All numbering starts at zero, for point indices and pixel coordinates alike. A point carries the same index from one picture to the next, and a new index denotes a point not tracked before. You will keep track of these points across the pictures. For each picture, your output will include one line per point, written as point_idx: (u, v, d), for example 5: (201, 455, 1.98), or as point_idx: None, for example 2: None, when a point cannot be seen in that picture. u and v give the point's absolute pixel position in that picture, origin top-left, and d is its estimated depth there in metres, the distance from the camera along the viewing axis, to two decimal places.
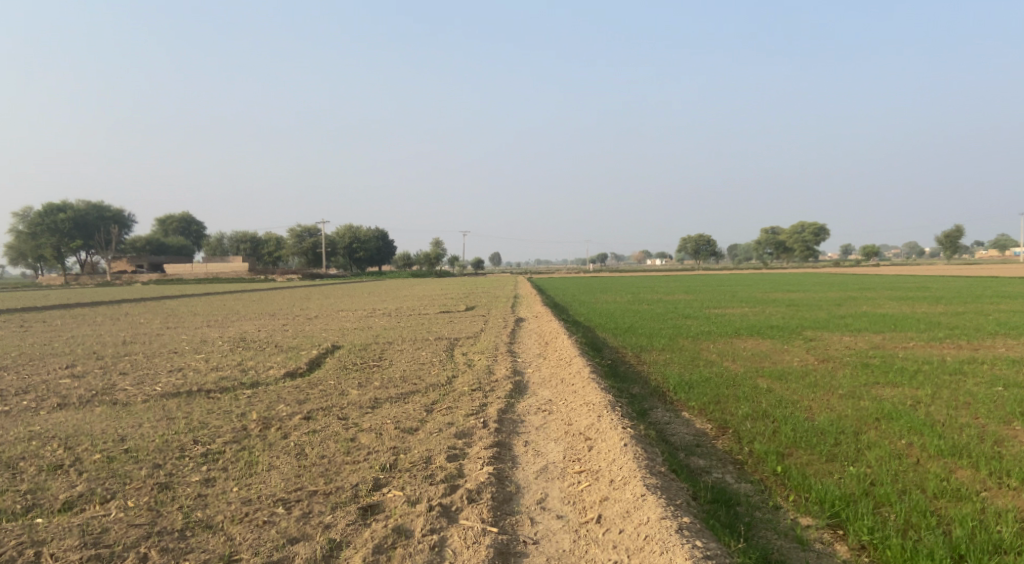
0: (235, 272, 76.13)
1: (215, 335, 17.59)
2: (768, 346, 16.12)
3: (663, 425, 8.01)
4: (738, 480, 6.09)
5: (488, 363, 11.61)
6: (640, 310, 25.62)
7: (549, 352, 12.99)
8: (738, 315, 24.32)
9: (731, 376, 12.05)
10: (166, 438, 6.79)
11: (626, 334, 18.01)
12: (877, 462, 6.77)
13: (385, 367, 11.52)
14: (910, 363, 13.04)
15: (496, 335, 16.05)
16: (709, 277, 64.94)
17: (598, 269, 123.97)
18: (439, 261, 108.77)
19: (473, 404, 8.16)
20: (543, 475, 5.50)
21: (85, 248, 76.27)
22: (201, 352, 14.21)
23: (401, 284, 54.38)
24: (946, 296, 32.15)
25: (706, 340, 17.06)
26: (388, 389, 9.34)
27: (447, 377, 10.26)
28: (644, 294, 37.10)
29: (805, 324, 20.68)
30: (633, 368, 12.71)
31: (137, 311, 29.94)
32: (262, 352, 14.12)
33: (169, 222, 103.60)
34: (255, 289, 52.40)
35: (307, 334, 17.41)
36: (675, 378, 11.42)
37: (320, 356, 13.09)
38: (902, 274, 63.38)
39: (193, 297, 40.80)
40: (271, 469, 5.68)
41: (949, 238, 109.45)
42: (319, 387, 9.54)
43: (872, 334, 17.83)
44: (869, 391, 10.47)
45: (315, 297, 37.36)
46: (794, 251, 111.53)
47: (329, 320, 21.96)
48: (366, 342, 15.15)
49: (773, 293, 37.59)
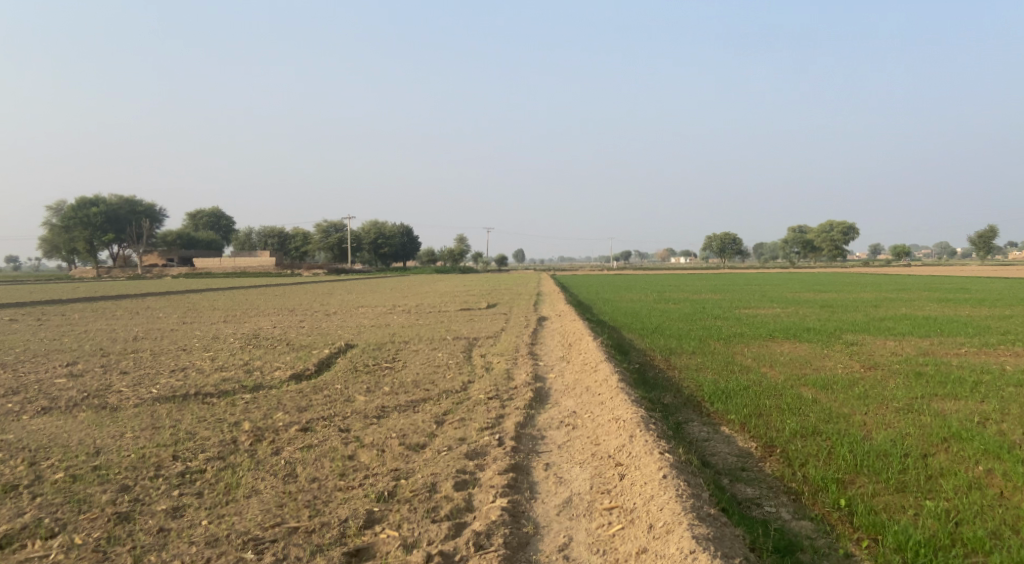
0: (260, 266, 76.36)
1: (229, 332, 16.98)
2: (807, 350, 15.08)
3: (701, 444, 7.15)
4: (796, 517, 5.31)
5: (508, 367, 10.79)
6: (669, 309, 24.59)
7: (573, 356, 12.12)
8: (771, 316, 23.25)
9: (771, 384, 11.09)
10: (143, 452, 6.10)
11: (654, 335, 17.11)
12: (955, 494, 5.90)
13: (397, 370, 10.76)
14: (967, 372, 11.95)
15: (517, 335, 15.27)
16: (736, 275, 63.74)
17: (623, 266, 122.93)
18: (463, 257, 108.22)
19: (489, 416, 7.36)
20: (567, 512, 4.68)
21: (115, 242, 76.82)
22: (209, 350, 13.56)
23: (424, 280, 53.68)
24: (989, 298, 30.60)
25: (740, 343, 16.03)
26: (398, 396, 8.56)
27: (463, 382, 9.47)
28: (670, 292, 36.01)
29: (845, 326, 19.56)
30: (663, 373, 11.85)
31: (159, 304, 29.69)
32: (271, 350, 13.45)
33: (199, 216, 104.80)
34: (278, 283, 52.03)
35: (322, 332, 16.70)
36: (711, 386, 10.50)
37: (331, 356, 12.36)
38: (940, 274, 61.28)
39: (215, 291, 40.50)
40: (251, 495, 4.96)
41: (985, 238, 106.04)
42: (324, 392, 8.79)
43: (918, 339, 16.67)
44: (929, 404, 9.44)
45: (337, 292, 36.83)
46: (823, 250, 109.20)
47: (348, 316, 21.36)
48: (381, 341, 14.40)
49: (805, 293, 36.30)
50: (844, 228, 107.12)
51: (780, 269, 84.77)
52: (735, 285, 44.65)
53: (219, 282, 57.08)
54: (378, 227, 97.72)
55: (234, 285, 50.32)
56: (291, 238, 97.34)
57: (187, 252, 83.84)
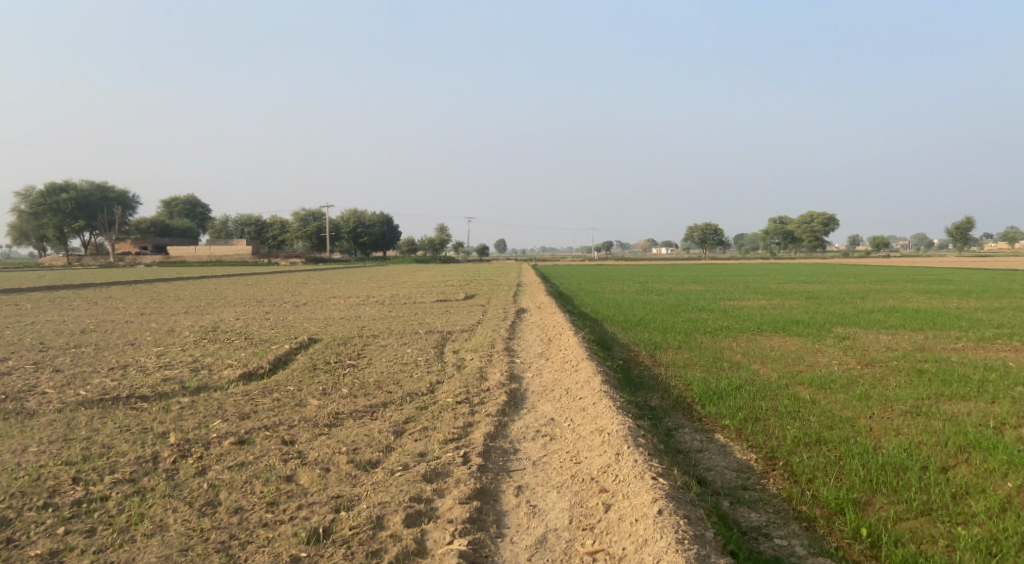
0: (236, 255, 74.74)
1: (187, 324, 15.91)
2: (797, 346, 14.34)
3: (695, 457, 6.33)
4: (812, 554, 4.61)
5: (481, 366, 9.91)
6: (652, 301, 23.84)
7: (552, 352, 11.27)
8: (756, 308, 22.61)
9: (764, 383, 10.33)
10: (42, 471, 5.20)
11: (637, 328, 16.30)
12: (988, 518, 5.17)
13: (360, 368, 9.86)
14: (969, 369, 11.24)
15: (494, 328, 14.40)
16: (717, 267, 63.30)
17: (604, 256, 122.77)
18: (443, 247, 106.99)
19: (455, 424, 6.48)
20: (541, 558, 3.91)
21: (87, 230, 74.65)
22: (159, 344, 12.54)
23: (404, 270, 52.60)
24: (973, 290, 30.18)
25: (727, 337, 15.27)
26: (357, 401, 7.65)
27: (431, 382, 8.58)
28: (651, 283, 35.33)
29: (834, 320, 18.91)
30: (649, 371, 11.04)
31: (123, 293, 28.37)
32: (228, 345, 12.45)
33: (174, 204, 102.70)
34: (254, 273, 50.59)
35: (287, 325, 15.71)
36: (701, 386, 9.72)
37: (290, 352, 11.40)
38: (920, 265, 61.34)
39: (186, 281, 39.02)
40: (155, 537, 4.11)
41: (960, 229, 107.02)
42: (273, 395, 7.85)
43: (910, 333, 16.03)
44: (937, 406, 8.72)
45: (311, 283, 35.63)
46: (802, 242, 109.46)
47: (318, 308, 20.35)
48: (348, 336, 13.45)
49: (788, 284, 35.68)
50: (823, 220, 107.57)
51: (761, 260, 84.80)
52: (716, 276, 44.11)
53: (193, 271, 55.62)
54: (357, 215, 96.20)
55: (210, 275, 48.89)
56: (268, 226, 95.53)
57: (161, 240, 81.85)
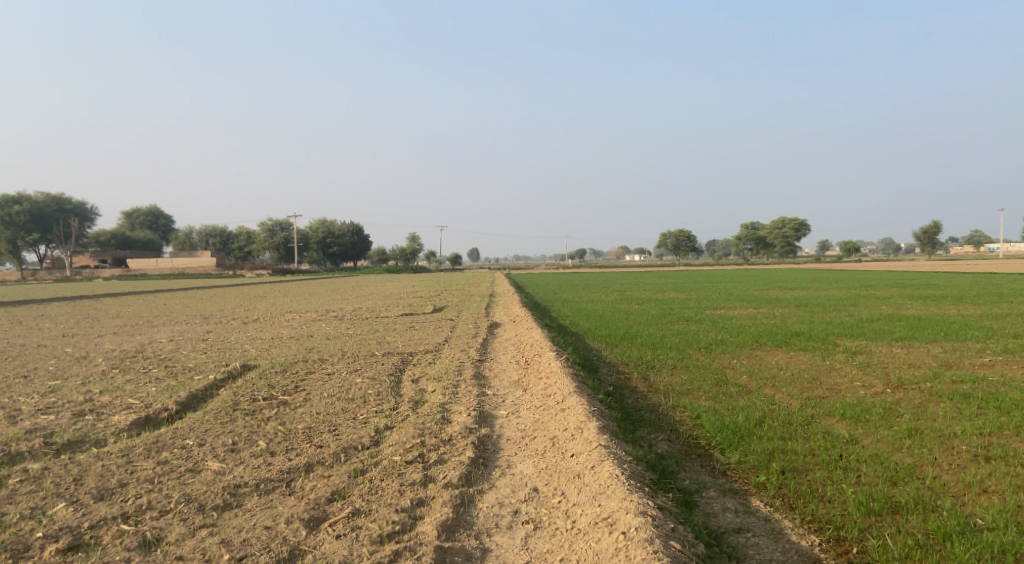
0: (199, 266, 71.86)
1: (107, 349, 13.68)
2: (806, 363, 12.62)
3: (738, 548, 4.69)
4: None
5: (445, 401, 7.99)
6: (635, 312, 21.99)
7: (531, 381, 9.36)
8: (746, 317, 21.05)
9: (787, 414, 8.56)
10: None
11: (624, 344, 14.50)
12: None
13: (291, 407, 7.87)
14: (1018, 392, 9.61)
15: (462, 347, 12.52)
16: (693, 273, 62.15)
17: (579, 264, 122.00)
18: (416, 257, 104.88)
19: (398, 506, 4.58)
20: None
21: (42, 242, 71.15)
22: (58, 377, 10.38)
23: (375, 281, 50.45)
24: (964, 295, 28.98)
25: (725, 354, 13.54)
26: (271, 462, 5.68)
27: (377, 429, 6.64)
28: (630, 291, 33.67)
29: (834, 330, 17.31)
30: (646, 401, 9.26)
31: (59, 311, 25.79)
32: (143, 376, 10.37)
33: (137, 215, 99.23)
34: (213, 285, 48.06)
35: (225, 348, 13.62)
36: (713, 421, 7.93)
37: (213, 385, 9.39)
38: (895, 270, 60.80)
39: (136, 295, 36.31)
40: None
41: (926, 233, 107.63)
42: (159, 457, 5.85)
43: (924, 345, 14.44)
44: (1011, 447, 7.03)
45: (270, 296, 33.24)
46: (774, 247, 109.44)
47: (269, 325, 18.26)
48: (291, 361, 11.45)
49: (770, 291, 34.25)
50: (796, 225, 107.84)
51: (734, 268, 84.27)
52: (695, 283, 42.62)
53: (150, 284, 52.89)
54: (325, 225, 93.39)
55: (168, 287, 46.31)
56: (234, 237, 92.54)
57: (120, 253, 78.40)
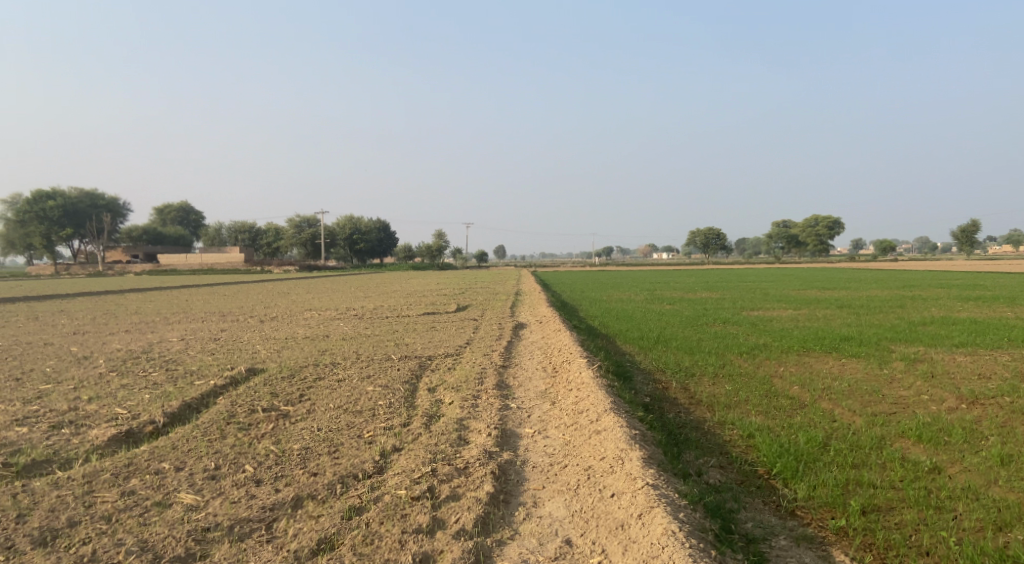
0: (227, 262, 72.03)
1: (113, 349, 12.98)
2: (862, 372, 11.45)
3: None
4: None
5: (461, 416, 7.04)
6: (667, 313, 20.80)
7: (560, 392, 8.38)
8: (787, 319, 19.84)
9: (854, 434, 7.45)
10: None
11: (658, 348, 13.42)
12: None
13: (289, 421, 6.97)
14: None
15: (483, 351, 11.57)
16: (725, 273, 60.48)
17: (606, 262, 120.65)
18: (442, 253, 104.27)
19: None
20: None
21: (76, 237, 71.82)
22: (51, 381, 9.64)
23: (399, 278, 49.71)
24: (1018, 297, 27.23)
25: (771, 361, 12.41)
26: (252, 495, 4.79)
27: (381, 452, 5.70)
28: (660, 291, 32.45)
29: (886, 335, 16.00)
30: (689, 416, 8.21)
31: (79, 306, 25.35)
32: (141, 380, 9.59)
33: (169, 211, 100.06)
34: (239, 281, 47.79)
35: (234, 349, 12.82)
36: (770, 442, 6.86)
37: (210, 392, 8.56)
38: (934, 270, 58.53)
39: (161, 291, 35.88)
40: None
41: (965, 232, 104.30)
42: (125, 486, 4.98)
43: (990, 353, 13.14)
44: None
45: (293, 292, 32.58)
46: (807, 246, 106.89)
47: (285, 324, 17.50)
48: (299, 364, 10.60)
49: (807, 291, 32.80)
50: (830, 222, 105.18)
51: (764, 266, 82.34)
52: (728, 283, 41.17)
53: (177, 279, 52.78)
54: (352, 221, 93.25)
55: (193, 284, 46.10)
56: (262, 234, 92.82)
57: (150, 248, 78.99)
